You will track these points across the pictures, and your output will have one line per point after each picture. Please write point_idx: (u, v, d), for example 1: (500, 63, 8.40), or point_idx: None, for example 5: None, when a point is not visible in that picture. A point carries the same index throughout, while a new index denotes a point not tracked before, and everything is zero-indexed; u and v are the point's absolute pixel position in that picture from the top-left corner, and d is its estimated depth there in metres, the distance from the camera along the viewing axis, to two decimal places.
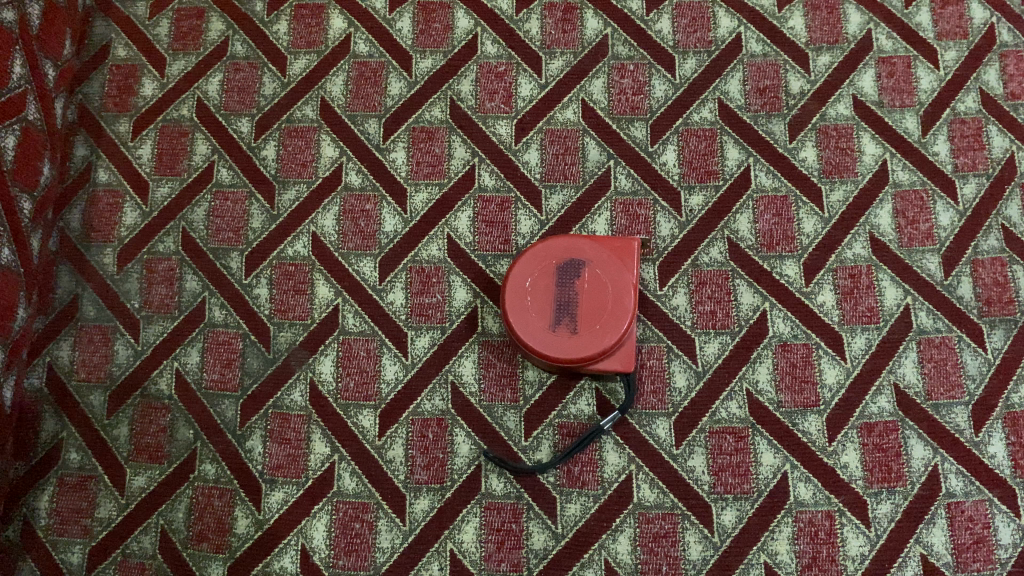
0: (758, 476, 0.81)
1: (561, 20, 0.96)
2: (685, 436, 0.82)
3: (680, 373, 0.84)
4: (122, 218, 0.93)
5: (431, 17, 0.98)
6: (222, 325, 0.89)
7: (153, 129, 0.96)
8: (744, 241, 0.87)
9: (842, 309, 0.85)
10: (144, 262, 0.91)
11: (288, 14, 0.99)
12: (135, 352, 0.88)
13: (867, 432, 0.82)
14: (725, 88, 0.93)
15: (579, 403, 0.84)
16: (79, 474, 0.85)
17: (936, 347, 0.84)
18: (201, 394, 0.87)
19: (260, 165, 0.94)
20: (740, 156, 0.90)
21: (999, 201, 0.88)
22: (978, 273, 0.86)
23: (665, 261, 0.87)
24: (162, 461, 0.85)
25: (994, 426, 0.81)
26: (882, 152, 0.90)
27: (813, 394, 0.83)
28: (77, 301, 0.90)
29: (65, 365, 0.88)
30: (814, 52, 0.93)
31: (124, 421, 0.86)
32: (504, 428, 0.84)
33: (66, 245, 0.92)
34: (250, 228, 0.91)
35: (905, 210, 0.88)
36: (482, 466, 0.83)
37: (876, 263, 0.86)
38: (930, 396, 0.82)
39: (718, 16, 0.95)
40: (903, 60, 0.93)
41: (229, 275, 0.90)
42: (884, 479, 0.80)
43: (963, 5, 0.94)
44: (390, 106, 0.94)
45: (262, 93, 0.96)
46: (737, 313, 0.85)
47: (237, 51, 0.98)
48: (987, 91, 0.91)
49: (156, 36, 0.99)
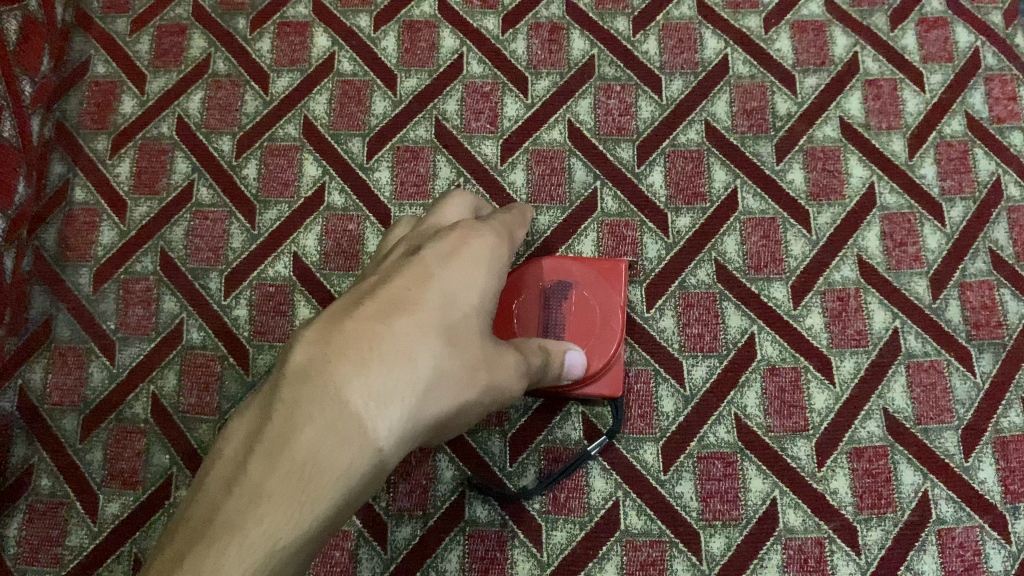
0: (747, 502, 0.80)
1: (548, 39, 0.96)
2: (673, 461, 0.81)
3: (668, 398, 0.83)
4: (99, 237, 0.91)
5: (416, 36, 0.97)
6: (201, 348, 0.87)
7: (132, 147, 0.94)
8: (731, 263, 0.87)
9: (831, 332, 0.84)
10: (122, 283, 0.89)
11: (272, 32, 0.98)
12: (110, 375, 0.86)
13: (857, 457, 0.81)
14: (712, 109, 0.92)
15: (566, 428, 0.83)
16: (50, 501, 0.83)
17: (925, 371, 0.83)
18: (178, 418, 0.85)
19: (242, 184, 0.92)
20: (727, 177, 0.89)
21: (986, 225, 0.87)
22: (966, 296, 0.85)
23: (652, 283, 0.86)
24: (137, 487, 0.83)
25: (984, 451, 0.81)
26: (869, 174, 0.89)
27: (802, 418, 0.82)
28: (51, 322, 0.88)
29: (37, 388, 0.86)
30: (801, 74, 0.93)
31: (98, 445, 0.84)
32: (489, 453, 0.82)
33: (41, 264, 0.90)
34: (230, 248, 0.90)
35: (892, 232, 0.87)
36: (465, 493, 0.81)
37: (864, 285, 0.86)
38: (920, 420, 0.82)
39: (705, 38, 0.95)
40: (889, 83, 0.92)
41: (209, 296, 0.88)
42: (874, 505, 0.79)
43: (949, 28, 0.94)
44: (374, 125, 0.93)
45: (244, 111, 0.95)
46: (724, 336, 0.84)
47: (219, 68, 0.97)
48: (973, 114, 0.91)
49: (137, 53, 0.98)
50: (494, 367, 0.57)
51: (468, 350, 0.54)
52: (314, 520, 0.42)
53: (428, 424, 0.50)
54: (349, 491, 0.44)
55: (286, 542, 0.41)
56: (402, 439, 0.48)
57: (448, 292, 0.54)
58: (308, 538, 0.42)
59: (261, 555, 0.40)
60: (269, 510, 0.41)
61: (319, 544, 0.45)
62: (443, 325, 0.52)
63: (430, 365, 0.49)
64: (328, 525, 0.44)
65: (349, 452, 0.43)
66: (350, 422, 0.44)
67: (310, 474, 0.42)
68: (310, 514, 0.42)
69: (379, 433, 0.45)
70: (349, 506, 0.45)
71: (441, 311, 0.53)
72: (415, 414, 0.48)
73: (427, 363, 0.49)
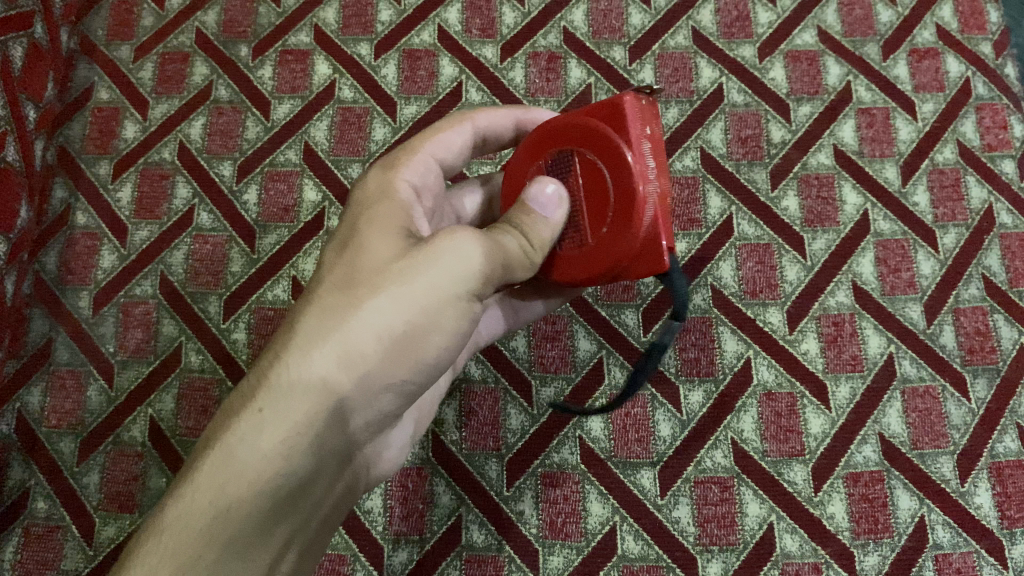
0: (744, 527, 0.80)
1: (545, 68, 0.97)
2: (670, 486, 0.81)
3: (665, 422, 0.83)
4: (99, 261, 0.92)
5: (416, 64, 0.98)
6: (198, 371, 0.87)
7: (133, 172, 0.95)
8: (727, 288, 0.87)
9: (826, 356, 0.85)
10: (121, 306, 0.90)
11: (273, 59, 0.99)
12: (108, 399, 0.87)
13: (854, 481, 0.81)
14: (708, 137, 0.93)
15: (563, 452, 0.83)
16: (45, 524, 0.83)
17: (920, 396, 0.84)
18: (176, 442, 0.85)
19: (242, 209, 0.93)
20: (723, 204, 0.90)
21: (979, 251, 0.88)
22: (960, 322, 0.86)
23: (648, 308, 0.87)
24: (134, 510, 0.83)
25: (979, 476, 0.81)
26: (862, 201, 0.90)
27: (798, 443, 0.82)
28: (50, 345, 0.89)
29: (35, 411, 0.86)
30: (795, 103, 0.94)
31: (95, 468, 0.85)
32: (486, 478, 0.82)
33: (41, 288, 0.91)
34: (230, 272, 0.90)
35: (886, 258, 0.88)
36: (462, 517, 0.81)
37: (859, 310, 0.86)
38: (916, 445, 0.82)
39: (700, 67, 0.96)
40: (882, 112, 0.94)
41: (207, 320, 0.89)
42: (870, 530, 0.80)
43: (940, 58, 0.95)
44: (373, 150, 0.94)
45: (245, 137, 0.96)
46: (721, 361, 0.85)
47: (221, 95, 0.98)
48: (965, 142, 0.92)
49: (140, 79, 0.99)
50: (430, 241, 0.51)
51: (362, 256, 0.52)
52: (204, 484, 0.47)
53: (332, 342, 0.50)
54: (257, 440, 0.48)
55: (202, 508, 0.47)
56: (297, 370, 0.49)
57: (339, 245, 0.54)
58: (229, 497, 0.47)
59: (148, 534, 0.46)
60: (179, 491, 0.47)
61: (273, 492, 0.48)
62: (327, 271, 0.53)
63: (318, 311, 0.51)
64: (252, 476, 0.48)
65: (235, 420, 0.49)
66: (234, 405, 0.50)
67: (206, 453, 0.49)
68: (214, 480, 0.47)
69: (261, 391, 0.49)
70: (275, 450, 0.48)
71: (335, 259, 0.53)
72: (300, 358, 0.49)
73: (311, 308, 0.51)
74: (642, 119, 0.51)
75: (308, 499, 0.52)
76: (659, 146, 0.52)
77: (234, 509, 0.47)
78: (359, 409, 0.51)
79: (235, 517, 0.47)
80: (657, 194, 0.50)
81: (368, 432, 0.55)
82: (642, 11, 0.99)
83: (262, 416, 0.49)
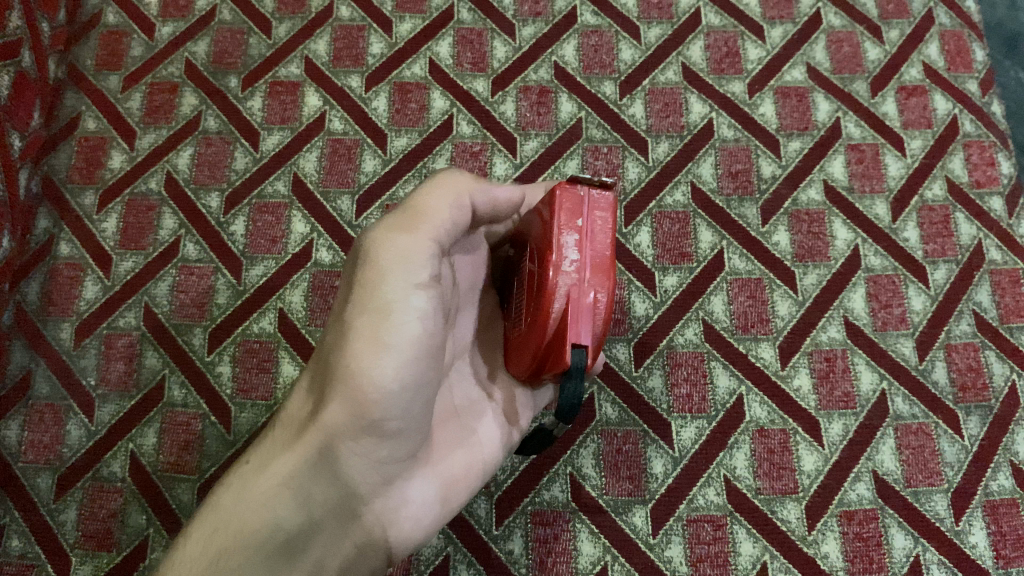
0: (737, 567, 0.79)
1: (536, 102, 0.97)
2: (662, 525, 0.80)
3: (657, 459, 0.82)
4: (82, 291, 0.90)
5: (407, 96, 0.97)
6: (181, 406, 0.86)
7: (119, 202, 0.94)
8: (719, 322, 0.87)
9: (818, 393, 0.84)
10: (103, 338, 0.89)
11: (263, 90, 0.99)
12: (88, 433, 0.85)
13: (848, 520, 0.80)
14: (698, 172, 0.93)
15: (553, 490, 0.81)
16: (20, 563, 0.81)
17: (913, 434, 0.83)
18: (156, 477, 0.83)
19: (228, 240, 0.92)
20: (714, 238, 0.90)
21: (969, 287, 0.88)
22: (952, 358, 0.85)
23: (640, 342, 0.86)
24: (111, 549, 0.81)
25: (974, 515, 0.80)
26: (854, 237, 0.90)
27: (792, 481, 0.81)
28: (30, 377, 0.87)
29: (13, 446, 0.85)
30: (785, 138, 0.95)
31: (72, 505, 0.83)
32: (474, 516, 0.81)
33: (21, 319, 0.89)
34: (215, 303, 0.89)
35: (877, 294, 0.88)
36: (449, 556, 0.79)
37: (851, 347, 0.86)
38: (909, 482, 0.81)
39: (690, 102, 0.96)
40: (871, 147, 0.94)
41: (192, 353, 0.88)
42: (866, 570, 0.79)
43: (928, 96, 0.96)
44: (363, 183, 0.93)
45: (233, 167, 0.95)
46: (713, 397, 0.84)
47: (210, 125, 0.97)
48: (953, 178, 0.92)
49: (127, 109, 0.98)
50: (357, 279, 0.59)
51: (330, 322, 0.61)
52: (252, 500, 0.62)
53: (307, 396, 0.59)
54: (243, 492, 0.57)
55: (196, 556, 0.55)
56: (282, 429, 0.60)
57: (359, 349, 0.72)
58: (220, 545, 0.55)
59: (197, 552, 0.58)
60: (177, 548, 0.56)
61: (262, 544, 0.56)
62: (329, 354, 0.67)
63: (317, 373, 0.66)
64: (239, 526, 0.56)
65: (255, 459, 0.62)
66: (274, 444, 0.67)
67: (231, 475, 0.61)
68: (206, 534, 0.56)
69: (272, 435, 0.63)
70: (260, 502, 0.57)
71: None
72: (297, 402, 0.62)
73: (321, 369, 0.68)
74: (574, 211, 0.59)
75: (306, 560, 0.58)
76: (598, 240, 0.59)
77: (225, 559, 0.55)
78: (340, 453, 0.58)
79: (225, 564, 0.54)
80: (566, 288, 0.57)
81: (369, 485, 0.60)
82: (633, 47, 0.99)
83: (253, 471, 0.58)
